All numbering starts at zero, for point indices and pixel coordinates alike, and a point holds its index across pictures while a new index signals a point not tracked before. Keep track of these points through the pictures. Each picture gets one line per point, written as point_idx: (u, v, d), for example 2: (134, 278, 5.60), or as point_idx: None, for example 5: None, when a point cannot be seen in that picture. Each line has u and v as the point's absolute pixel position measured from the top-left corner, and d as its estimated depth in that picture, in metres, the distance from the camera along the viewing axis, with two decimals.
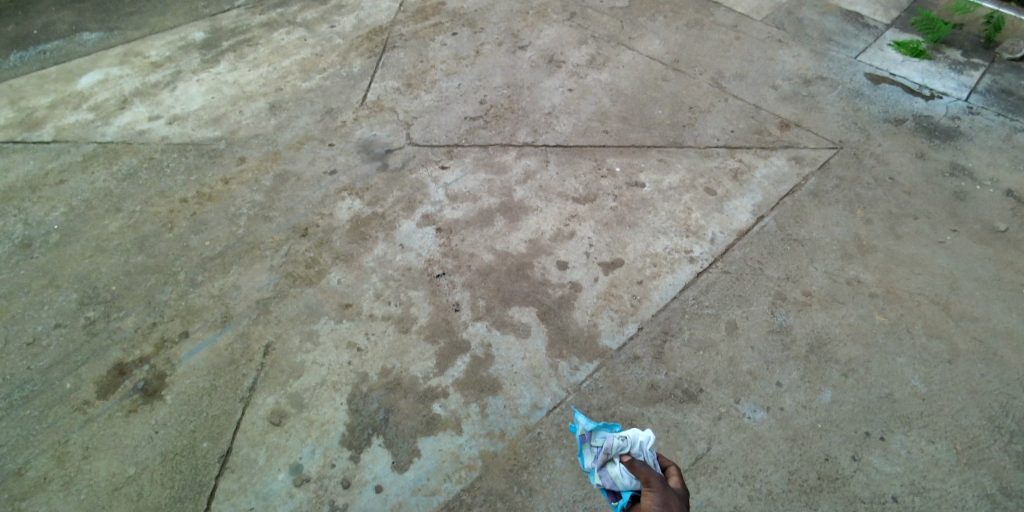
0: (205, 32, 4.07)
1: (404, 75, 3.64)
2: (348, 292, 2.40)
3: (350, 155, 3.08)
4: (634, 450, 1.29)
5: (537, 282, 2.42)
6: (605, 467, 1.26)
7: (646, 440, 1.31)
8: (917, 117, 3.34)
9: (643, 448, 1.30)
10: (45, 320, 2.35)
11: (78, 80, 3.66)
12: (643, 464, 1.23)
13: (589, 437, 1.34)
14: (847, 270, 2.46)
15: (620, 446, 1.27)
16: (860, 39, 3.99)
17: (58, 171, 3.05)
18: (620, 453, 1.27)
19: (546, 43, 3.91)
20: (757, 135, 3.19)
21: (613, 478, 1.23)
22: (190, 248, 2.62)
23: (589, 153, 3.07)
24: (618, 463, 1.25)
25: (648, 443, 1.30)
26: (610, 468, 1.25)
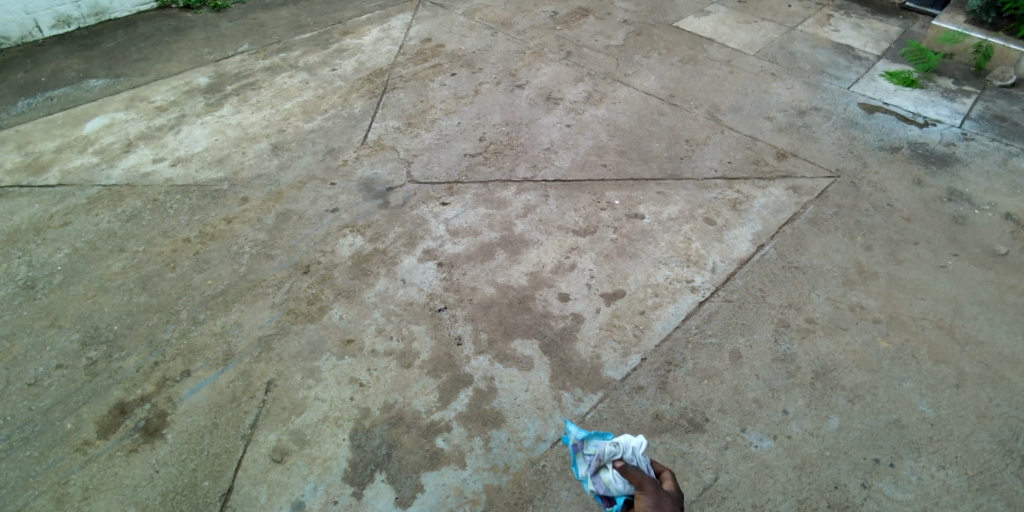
0: (209, 77, 4.20)
1: (404, 115, 3.73)
2: (350, 327, 2.41)
3: (352, 193, 3.13)
4: (627, 456, 1.24)
5: (539, 314, 2.43)
6: (599, 474, 1.22)
7: (638, 445, 1.27)
8: (912, 145, 3.39)
9: (636, 454, 1.26)
10: (46, 360, 2.36)
11: (84, 125, 3.76)
12: (636, 467, 1.21)
13: (582, 446, 1.28)
14: (849, 297, 2.46)
15: (613, 452, 1.23)
16: (851, 71, 4.09)
17: (62, 213, 3.11)
18: (614, 460, 1.22)
19: (543, 81, 4.02)
20: (753, 165, 3.24)
21: (607, 484, 1.21)
22: (192, 286, 2.65)
23: (588, 186, 3.12)
24: (612, 469, 1.22)
25: (642, 449, 1.26)
26: (604, 474, 1.22)
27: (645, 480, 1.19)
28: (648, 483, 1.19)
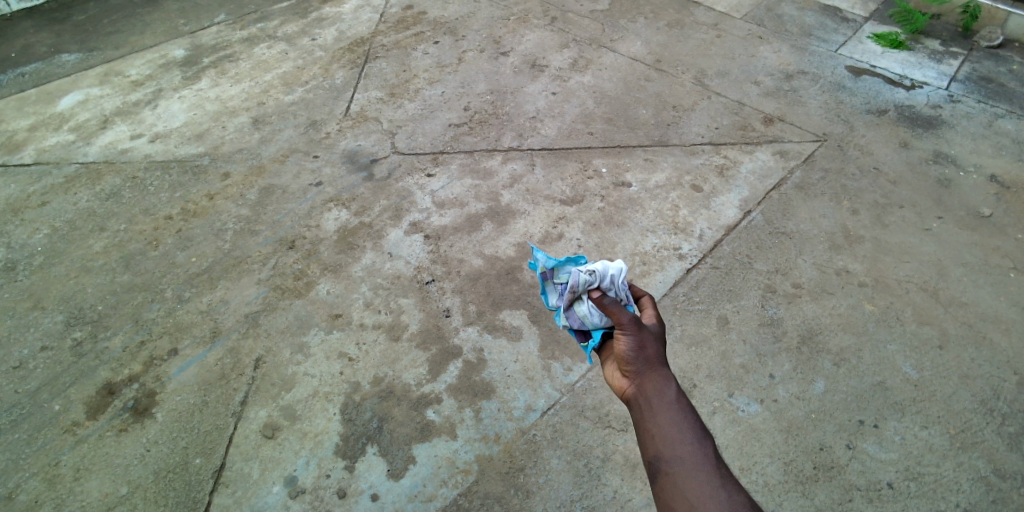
0: (185, 49, 4.07)
1: (387, 85, 3.65)
2: (338, 302, 2.39)
3: (335, 167, 3.08)
4: (604, 285, 1.22)
5: (527, 285, 2.42)
6: (574, 307, 1.20)
7: (617, 273, 1.24)
8: (899, 108, 3.37)
9: (614, 282, 1.23)
10: (31, 342, 2.33)
11: (58, 101, 3.64)
12: (613, 301, 1.14)
13: (551, 275, 1.29)
14: (836, 261, 2.47)
15: (588, 282, 1.21)
16: (839, 33, 4.05)
17: (40, 193, 3.03)
18: (588, 289, 1.21)
19: (528, 48, 3.94)
20: (740, 131, 3.22)
21: (583, 318, 1.18)
22: (177, 264, 2.61)
23: (574, 155, 3.08)
24: (587, 301, 1.19)
25: (620, 276, 1.23)
26: (579, 308, 1.19)
27: (627, 317, 1.11)
28: (631, 323, 1.10)
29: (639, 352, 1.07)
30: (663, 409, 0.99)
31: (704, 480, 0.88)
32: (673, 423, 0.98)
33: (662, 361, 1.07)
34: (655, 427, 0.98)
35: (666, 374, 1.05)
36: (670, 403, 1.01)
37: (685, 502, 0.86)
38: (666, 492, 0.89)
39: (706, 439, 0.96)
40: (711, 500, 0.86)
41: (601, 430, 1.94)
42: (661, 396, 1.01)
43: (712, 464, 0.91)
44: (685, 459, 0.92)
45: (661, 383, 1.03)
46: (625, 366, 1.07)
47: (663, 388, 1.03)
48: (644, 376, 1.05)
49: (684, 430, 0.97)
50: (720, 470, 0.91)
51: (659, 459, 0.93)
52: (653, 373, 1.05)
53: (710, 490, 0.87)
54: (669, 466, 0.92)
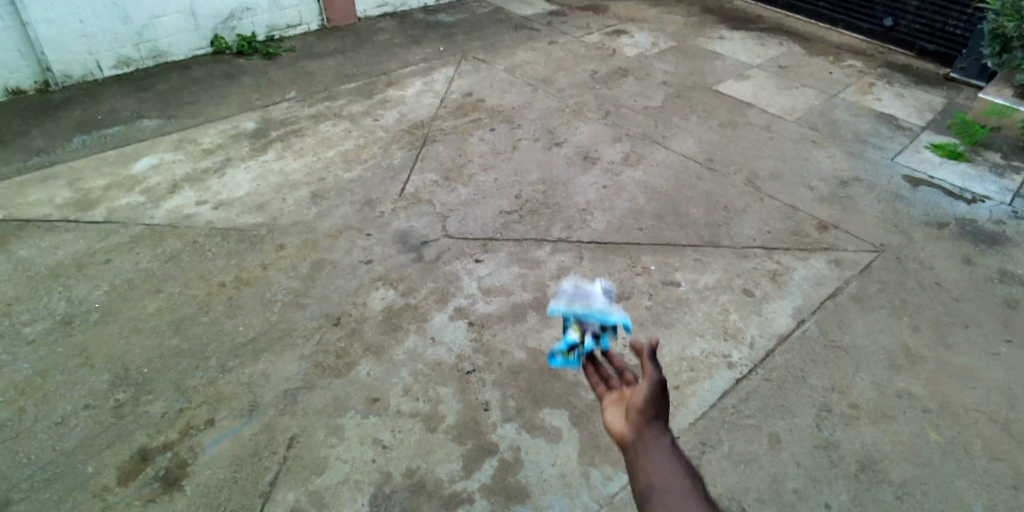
0: (256, 123, 4.37)
1: (442, 169, 3.81)
2: (377, 385, 2.38)
3: (387, 245, 3.17)
4: None
5: (569, 383, 2.38)
6: None
7: None
8: (959, 221, 3.31)
9: None
10: (75, 399, 2.38)
11: (134, 164, 3.92)
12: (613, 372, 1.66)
13: None
14: (896, 381, 2.34)
15: None
16: (896, 141, 4.10)
17: (105, 250, 3.20)
18: None
19: (581, 140, 4.08)
20: (793, 236, 3.19)
21: None
22: (225, 332, 2.67)
23: (623, 250, 3.10)
24: None
25: None
26: None
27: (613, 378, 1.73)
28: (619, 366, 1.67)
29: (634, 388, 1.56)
30: (659, 449, 1.33)
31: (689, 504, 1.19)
32: (662, 459, 1.30)
33: (652, 348, 1.52)
34: (644, 470, 1.29)
35: (655, 366, 1.51)
36: (668, 449, 1.35)
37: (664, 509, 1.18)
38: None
39: (691, 471, 1.31)
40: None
41: None
42: (657, 441, 1.35)
43: (692, 494, 1.22)
44: (675, 490, 1.22)
45: (661, 422, 1.41)
46: (631, 404, 1.47)
47: (644, 395, 1.45)
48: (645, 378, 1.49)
49: (676, 467, 1.30)
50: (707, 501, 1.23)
51: (654, 486, 1.24)
52: (659, 415, 1.42)
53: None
54: (663, 493, 1.22)
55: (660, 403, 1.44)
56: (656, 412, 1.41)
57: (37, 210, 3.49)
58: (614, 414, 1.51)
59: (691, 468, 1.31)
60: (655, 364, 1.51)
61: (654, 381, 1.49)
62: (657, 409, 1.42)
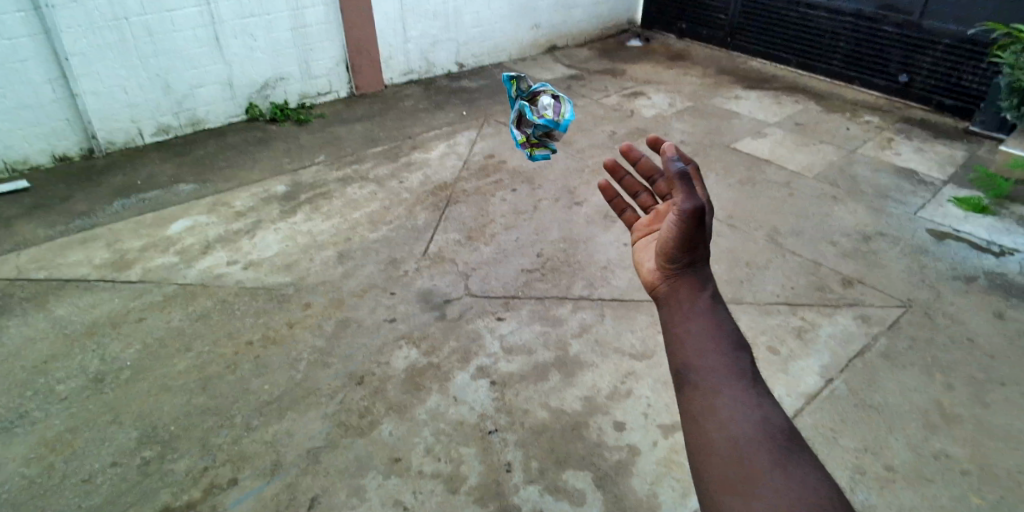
0: (287, 186, 4.56)
1: (465, 228, 3.91)
2: (399, 445, 2.38)
3: (410, 304, 3.23)
4: None
5: (593, 443, 2.35)
6: None
7: None
8: (989, 275, 3.26)
9: None
10: (103, 457, 2.42)
11: (170, 226, 4.10)
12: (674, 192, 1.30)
13: None
14: (932, 442, 2.26)
15: None
16: (918, 195, 4.10)
17: (139, 309, 3.32)
18: None
19: (601, 199, 4.17)
20: (818, 291, 3.16)
21: None
22: (250, 390, 2.71)
23: (645, 307, 3.10)
24: None
25: None
26: None
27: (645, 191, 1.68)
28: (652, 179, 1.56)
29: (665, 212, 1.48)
30: (694, 317, 1.23)
31: (727, 387, 1.10)
32: (698, 329, 1.20)
33: (681, 175, 1.26)
34: (678, 342, 1.21)
35: (688, 188, 1.25)
36: (706, 311, 1.24)
37: (702, 403, 1.10)
38: (696, 400, 1.11)
39: (736, 334, 1.21)
40: (740, 418, 1.05)
41: None
42: (692, 307, 1.24)
43: (734, 375, 1.12)
44: (713, 377, 1.12)
45: (698, 272, 1.31)
46: (661, 244, 1.33)
47: (673, 230, 1.28)
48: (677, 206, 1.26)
49: (713, 339, 1.19)
50: (751, 374, 1.14)
51: (688, 369, 1.16)
52: (695, 256, 1.29)
53: (739, 401, 1.08)
54: (698, 376, 1.14)
55: (697, 238, 1.26)
56: (688, 250, 1.28)
57: (76, 270, 3.65)
58: (644, 250, 1.45)
59: (734, 333, 1.20)
60: (688, 188, 1.25)
61: (689, 206, 1.24)
62: (690, 249, 1.28)
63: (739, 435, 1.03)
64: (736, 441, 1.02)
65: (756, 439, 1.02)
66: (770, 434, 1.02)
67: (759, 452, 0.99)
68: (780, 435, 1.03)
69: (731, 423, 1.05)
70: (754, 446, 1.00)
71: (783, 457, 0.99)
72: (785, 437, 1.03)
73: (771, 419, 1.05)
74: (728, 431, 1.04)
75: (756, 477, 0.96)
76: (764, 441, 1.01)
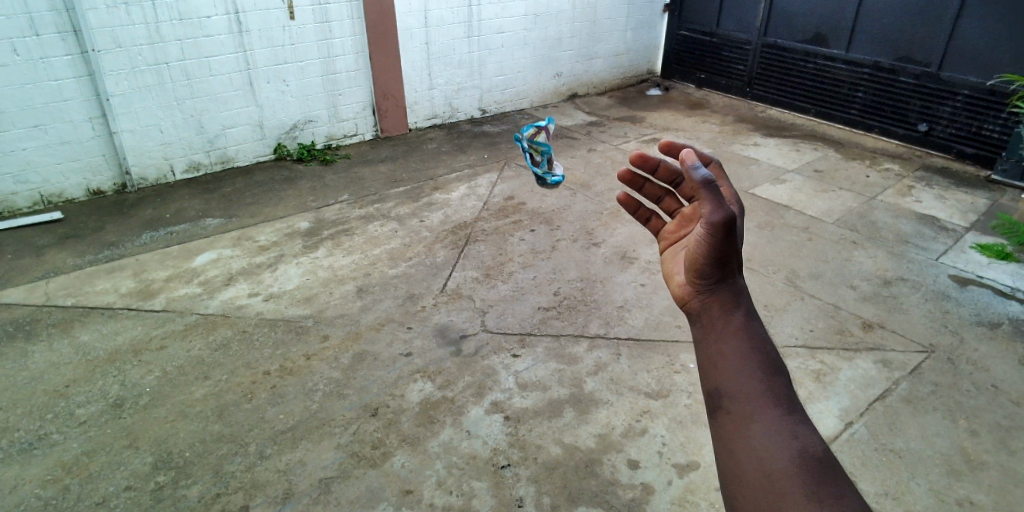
0: (310, 222, 4.69)
1: (483, 266, 3.96)
2: (410, 477, 2.38)
3: (427, 338, 3.26)
4: None
5: (606, 480, 2.32)
6: None
7: None
8: (1014, 321, 3.20)
9: None
10: (117, 480, 2.45)
11: (195, 258, 4.23)
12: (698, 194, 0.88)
13: None
14: (957, 490, 2.20)
15: None
16: (939, 241, 4.07)
17: (161, 337, 3.40)
18: None
19: (618, 240, 4.21)
20: (837, 335, 3.13)
21: None
22: (265, 419, 2.74)
23: (661, 347, 3.10)
24: None
25: None
26: None
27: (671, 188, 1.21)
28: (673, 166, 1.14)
29: (694, 210, 1.04)
30: (727, 334, 0.85)
31: (772, 431, 0.76)
32: (735, 345, 0.84)
33: (706, 176, 0.83)
34: (709, 360, 0.85)
35: (716, 194, 0.83)
36: (744, 326, 0.86)
37: (743, 446, 0.76)
38: (731, 448, 0.77)
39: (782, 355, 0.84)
40: (792, 475, 0.72)
41: None
42: (730, 316, 0.86)
43: (780, 408, 0.78)
44: (752, 411, 0.78)
45: (735, 275, 0.90)
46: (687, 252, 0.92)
47: (699, 240, 0.89)
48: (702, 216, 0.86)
49: (758, 357, 0.82)
50: (801, 404, 0.79)
51: (722, 400, 0.80)
52: (732, 265, 0.89)
53: (793, 444, 0.75)
54: (734, 411, 0.79)
55: (731, 249, 0.86)
56: (721, 262, 0.88)
57: (104, 298, 3.77)
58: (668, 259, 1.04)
59: (780, 353, 0.84)
60: (715, 194, 0.82)
61: (718, 219, 0.83)
62: (724, 260, 0.88)
63: (787, 498, 0.71)
64: (785, 508, 0.70)
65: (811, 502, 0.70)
66: (829, 491, 0.71)
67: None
68: (841, 491, 0.71)
69: (783, 479, 0.72)
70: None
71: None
72: (848, 498, 0.71)
73: (826, 469, 0.73)
74: (773, 493, 0.72)
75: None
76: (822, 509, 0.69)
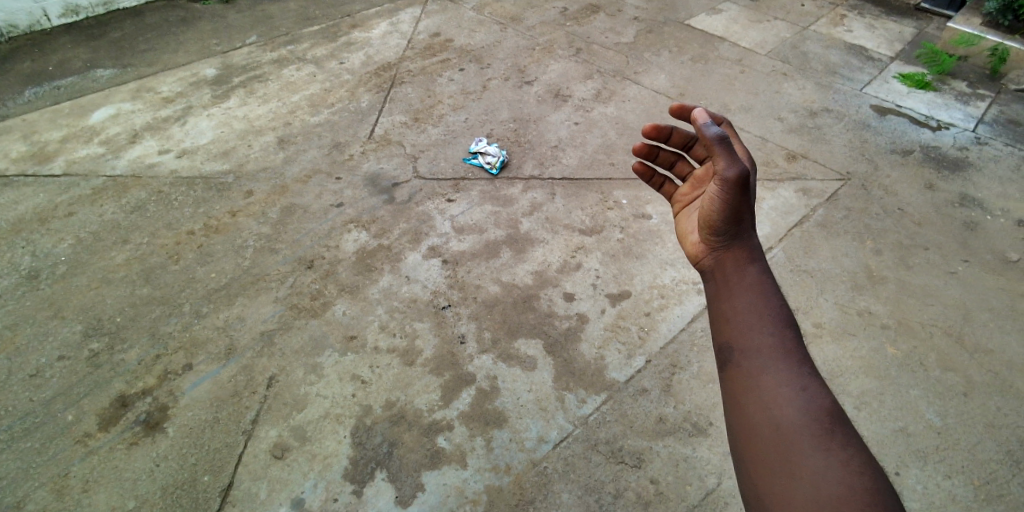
0: (216, 68, 4.17)
1: (411, 110, 3.71)
2: (353, 324, 2.40)
3: (357, 188, 3.12)
4: None
5: (543, 314, 2.43)
6: None
7: None
8: (925, 148, 3.37)
9: None
10: (48, 351, 2.36)
11: (90, 115, 3.73)
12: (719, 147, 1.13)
13: None
14: (858, 302, 2.45)
15: None
16: (865, 71, 4.10)
17: (67, 203, 3.09)
18: None
19: (552, 78, 3.99)
20: (764, 166, 3.21)
21: None
22: (196, 279, 2.64)
23: (595, 186, 3.09)
24: None
25: None
26: None
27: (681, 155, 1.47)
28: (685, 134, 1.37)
29: (706, 175, 1.28)
30: (740, 292, 1.10)
31: (777, 374, 0.98)
32: (746, 306, 1.08)
33: (720, 135, 1.09)
34: (726, 319, 1.09)
35: (730, 152, 1.09)
36: (754, 284, 1.12)
37: (753, 392, 0.98)
38: (740, 387, 1.00)
39: (785, 311, 1.08)
40: (792, 408, 0.93)
41: (614, 464, 1.95)
42: (742, 278, 1.13)
43: (784, 358, 1.00)
44: (759, 357, 1.01)
45: (745, 238, 1.17)
46: (702, 211, 1.19)
47: (714, 199, 1.16)
48: (717, 172, 1.12)
49: (766, 317, 1.06)
50: (802, 355, 1.01)
51: (736, 353, 1.04)
52: (741, 223, 1.16)
53: (796, 393, 0.95)
54: (745, 360, 1.02)
55: (742, 208, 1.13)
56: (732, 221, 1.16)
57: None
58: (686, 219, 1.28)
59: (786, 309, 1.08)
60: (729, 152, 1.09)
61: (732, 174, 1.10)
62: (736, 218, 1.15)
63: (790, 427, 0.91)
64: (782, 434, 0.91)
65: (809, 437, 0.90)
66: (824, 424, 0.91)
67: (812, 449, 0.88)
68: (837, 428, 0.91)
69: (784, 422, 0.92)
70: (803, 446, 0.88)
71: (836, 454, 0.87)
72: (846, 439, 0.90)
73: (827, 413, 0.93)
74: (773, 423, 0.93)
75: (804, 481, 0.85)
76: (816, 437, 0.89)
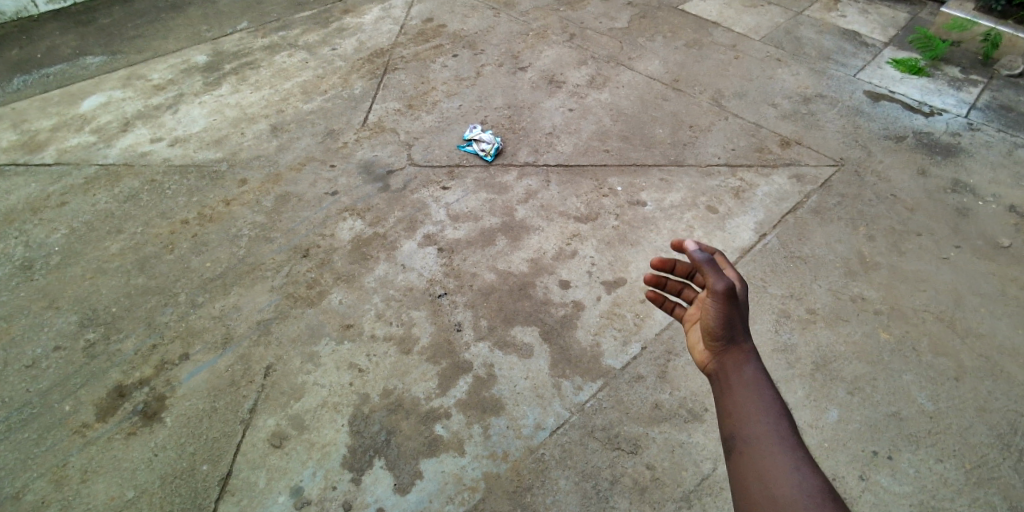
0: (207, 55, 4.12)
1: (405, 97, 3.68)
2: (349, 313, 2.41)
3: (351, 176, 3.10)
4: None
5: (539, 302, 2.44)
6: None
7: None
8: (918, 134, 3.37)
9: None
10: (44, 342, 2.35)
11: (80, 103, 3.69)
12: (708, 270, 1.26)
13: None
14: (851, 288, 2.47)
15: None
16: (859, 57, 4.08)
17: (59, 193, 3.06)
18: None
19: (546, 63, 3.96)
20: (758, 153, 3.21)
21: None
22: (191, 269, 2.63)
23: (589, 173, 3.09)
24: None
25: None
26: None
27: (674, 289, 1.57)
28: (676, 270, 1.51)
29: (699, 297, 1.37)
30: (739, 387, 1.20)
31: (776, 457, 1.08)
32: (745, 398, 1.18)
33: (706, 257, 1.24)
34: (729, 412, 1.19)
35: (717, 270, 1.24)
36: (751, 379, 1.21)
37: (755, 474, 1.07)
38: (743, 468, 1.10)
39: (781, 404, 1.18)
40: (787, 485, 1.03)
41: (610, 451, 1.96)
42: (741, 375, 1.21)
43: (779, 441, 1.11)
44: (757, 441, 1.11)
45: (741, 341, 1.25)
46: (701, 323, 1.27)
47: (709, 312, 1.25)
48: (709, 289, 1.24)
49: (763, 408, 1.16)
50: (796, 439, 1.11)
51: (738, 439, 1.14)
52: (737, 329, 1.24)
53: (791, 472, 1.05)
54: (746, 445, 1.12)
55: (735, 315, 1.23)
56: (730, 326, 1.24)
57: None
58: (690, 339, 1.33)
59: (780, 401, 1.18)
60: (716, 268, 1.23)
61: (721, 287, 1.22)
62: (732, 326, 1.24)
63: (787, 501, 1.01)
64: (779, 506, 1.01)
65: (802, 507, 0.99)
66: (817, 498, 1.00)
67: None
68: (830, 502, 1.00)
69: (781, 496, 1.02)
70: None
71: None
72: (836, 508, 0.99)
73: (818, 486, 1.02)
74: (771, 497, 1.03)
75: None
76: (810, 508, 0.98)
